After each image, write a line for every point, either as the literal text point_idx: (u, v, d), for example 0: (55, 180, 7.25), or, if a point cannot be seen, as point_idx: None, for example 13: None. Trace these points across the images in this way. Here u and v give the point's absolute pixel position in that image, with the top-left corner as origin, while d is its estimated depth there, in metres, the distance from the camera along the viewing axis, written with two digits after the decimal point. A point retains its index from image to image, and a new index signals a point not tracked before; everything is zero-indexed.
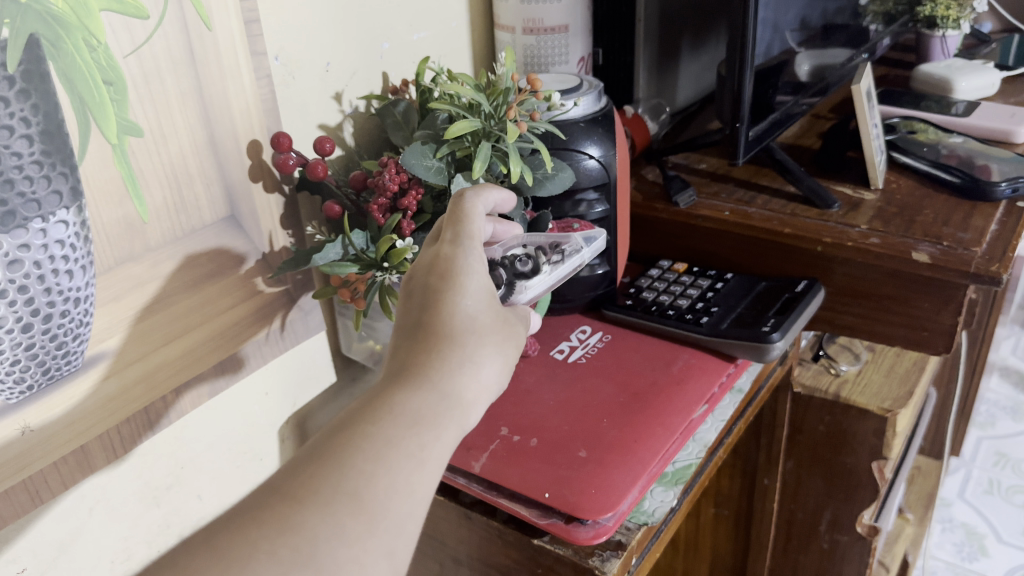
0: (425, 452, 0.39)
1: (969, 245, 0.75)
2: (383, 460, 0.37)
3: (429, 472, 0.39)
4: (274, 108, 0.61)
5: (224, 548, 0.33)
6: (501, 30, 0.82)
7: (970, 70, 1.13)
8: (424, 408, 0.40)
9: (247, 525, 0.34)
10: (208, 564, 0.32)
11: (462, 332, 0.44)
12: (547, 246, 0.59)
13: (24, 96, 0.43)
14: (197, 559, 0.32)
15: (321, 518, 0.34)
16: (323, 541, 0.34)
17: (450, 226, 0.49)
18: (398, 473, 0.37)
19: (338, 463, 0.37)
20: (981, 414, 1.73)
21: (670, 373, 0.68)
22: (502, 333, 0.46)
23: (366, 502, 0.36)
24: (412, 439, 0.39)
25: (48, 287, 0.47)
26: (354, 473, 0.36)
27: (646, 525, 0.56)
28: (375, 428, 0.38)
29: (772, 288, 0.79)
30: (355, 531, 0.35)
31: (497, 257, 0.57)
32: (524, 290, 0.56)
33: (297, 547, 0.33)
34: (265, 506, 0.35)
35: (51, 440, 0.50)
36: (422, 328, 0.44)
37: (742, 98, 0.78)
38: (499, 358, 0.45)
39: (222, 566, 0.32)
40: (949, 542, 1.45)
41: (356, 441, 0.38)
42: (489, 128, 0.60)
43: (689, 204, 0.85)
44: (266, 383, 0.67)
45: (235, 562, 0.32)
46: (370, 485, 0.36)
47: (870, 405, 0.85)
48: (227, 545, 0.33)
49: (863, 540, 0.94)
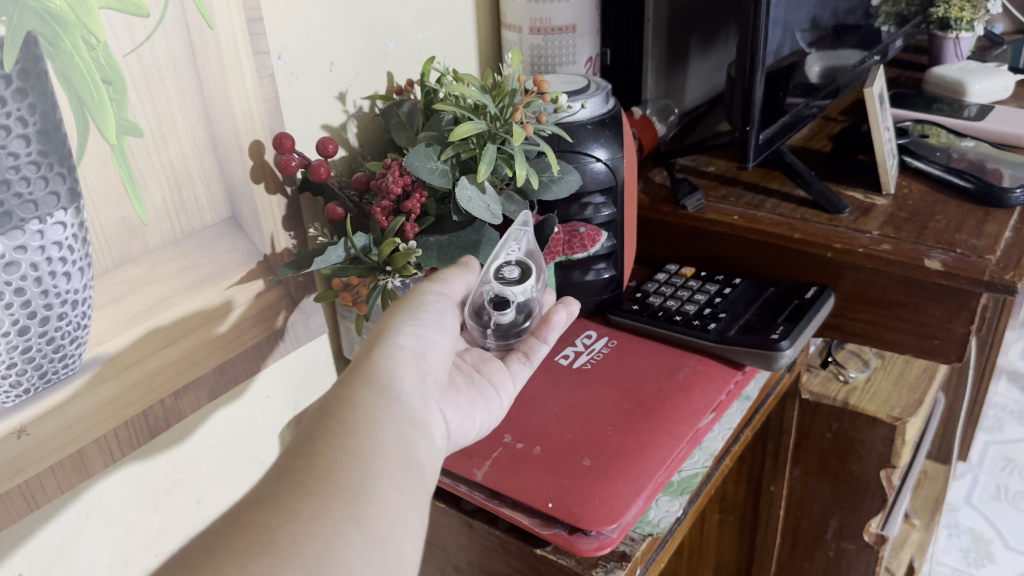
0: (348, 423, 0.42)
1: (983, 253, 0.73)
2: (312, 447, 0.40)
3: (361, 436, 0.41)
4: (276, 107, 0.60)
5: (187, 560, 0.34)
6: (508, 29, 0.81)
7: (984, 73, 1.11)
8: (337, 396, 0.44)
9: (205, 536, 0.35)
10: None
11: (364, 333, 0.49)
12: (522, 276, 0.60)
13: (21, 95, 0.42)
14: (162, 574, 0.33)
15: (270, 512, 0.37)
16: (277, 527, 0.36)
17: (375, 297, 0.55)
18: (330, 450, 0.40)
19: (278, 470, 0.39)
20: (989, 418, 1.71)
21: (675, 380, 0.67)
22: (398, 306, 0.51)
23: (310, 484, 0.38)
24: (331, 420, 0.42)
25: (45, 289, 0.46)
26: (293, 469, 0.39)
27: (651, 535, 0.55)
28: (300, 434, 0.41)
29: (781, 294, 0.78)
30: (307, 510, 0.37)
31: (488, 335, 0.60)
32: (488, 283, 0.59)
33: (255, 539, 0.35)
34: (225, 521, 0.36)
35: (49, 444, 0.49)
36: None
37: (753, 100, 0.77)
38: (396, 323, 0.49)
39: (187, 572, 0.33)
40: (956, 548, 1.43)
41: (290, 450, 0.40)
42: (494, 130, 0.59)
43: (697, 208, 0.84)
44: (267, 387, 0.66)
45: (198, 565, 0.34)
46: (310, 470, 0.39)
47: (879, 412, 0.84)
48: (189, 557, 0.34)
49: (870, 548, 0.93)
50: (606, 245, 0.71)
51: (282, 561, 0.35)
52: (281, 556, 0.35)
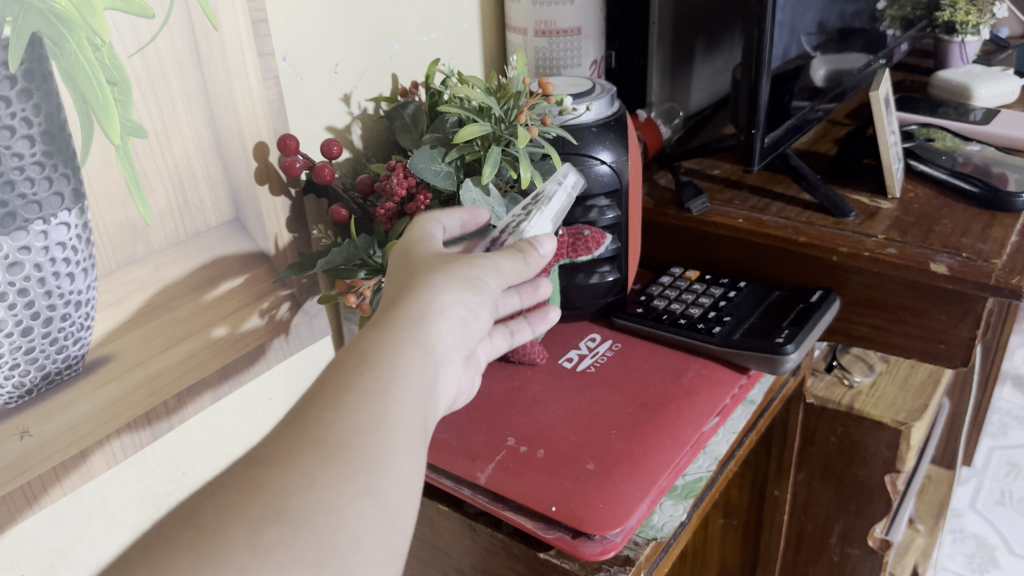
0: (384, 381, 0.37)
1: (989, 257, 0.73)
2: (341, 401, 0.35)
3: (396, 400, 0.37)
4: (281, 109, 0.60)
5: (193, 517, 0.31)
6: (513, 32, 0.81)
7: (990, 77, 1.11)
8: (376, 345, 0.38)
9: (217, 492, 0.32)
10: (183, 537, 0.30)
11: (407, 275, 0.44)
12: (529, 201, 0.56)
13: (26, 96, 0.42)
14: (171, 533, 0.30)
15: (284, 473, 0.33)
16: (291, 492, 0.32)
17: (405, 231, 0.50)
18: (359, 409, 0.35)
19: (298, 419, 0.35)
20: (993, 423, 1.70)
21: (680, 384, 0.67)
22: (453, 260, 0.45)
23: (332, 445, 0.34)
24: (366, 373, 0.37)
25: (48, 290, 0.46)
26: (315, 423, 0.35)
27: (655, 540, 0.55)
28: (329, 380, 0.37)
29: (787, 297, 0.77)
30: (326, 478, 0.33)
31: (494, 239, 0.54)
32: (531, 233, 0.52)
33: (266, 503, 0.32)
34: (234, 473, 0.33)
35: (52, 444, 0.49)
36: (383, 294, 0.44)
37: (758, 103, 0.76)
38: (451, 279, 0.44)
39: (196, 535, 0.30)
40: (960, 553, 1.43)
41: (315, 396, 0.36)
42: (499, 133, 0.59)
43: (702, 211, 0.84)
44: (270, 388, 0.66)
45: (206, 527, 0.31)
46: (334, 428, 0.34)
47: (884, 417, 0.84)
48: (196, 514, 0.31)
49: (875, 553, 0.93)
50: (610, 248, 0.71)
51: (293, 531, 0.31)
52: (294, 525, 0.31)
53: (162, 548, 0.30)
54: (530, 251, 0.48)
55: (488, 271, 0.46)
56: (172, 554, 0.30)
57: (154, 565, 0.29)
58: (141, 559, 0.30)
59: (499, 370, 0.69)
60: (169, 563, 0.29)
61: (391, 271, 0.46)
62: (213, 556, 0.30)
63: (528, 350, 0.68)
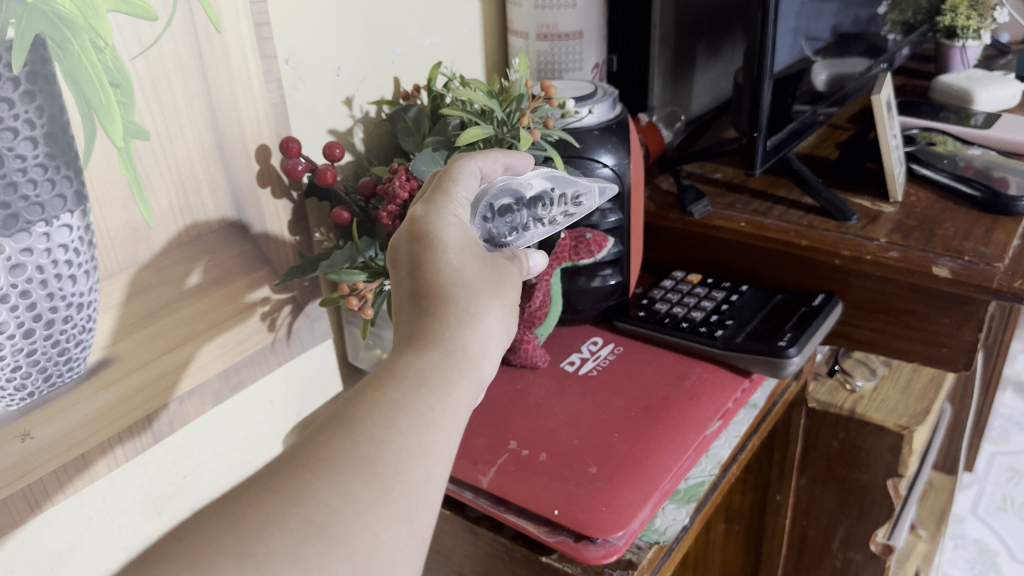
0: (436, 410, 0.37)
1: (991, 260, 0.73)
2: (394, 423, 0.35)
3: (444, 430, 0.37)
4: (283, 112, 0.60)
5: (233, 515, 0.31)
6: (515, 36, 0.81)
7: (990, 81, 1.11)
8: (431, 369, 0.38)
9: (259, 496, 0.32)
10: (221, 537, 0.30)
11: (459, 286, 0.42)
12: (569, 198, 0.57)
13: (29, 98, 0.42)
14: (213, 532, 0.30)
15: (332, 488, 0.32)
16: (337, 510, 0.32)
17: (434, 194, 0.47)
18: (409, 435, 0.35)
19: (347, 432, 0.35)
20: (994, 429, 1.70)
21: (682, 388, 0.67)
22: (496, 275, 0.44)
23: (379, 468, 0.34)
24: (420, 400, 0.37)
25: (51, 292, 0.46)
26: (364, 440, 0.34)
27: (658, 544, 0.55)
28: (382, 397, 0.36)
29: (789, 301, 0.77)
30: (368, 499, 0.33)
31: (524, 196, 0.54)
32: (530, 237, 0.56)
33: (309, 516, 0.31)
34: (278, 476, 0.33)
35: (52, 448, 0.49)
36: (423, 295, 0.42)
37: (760, 107, 0.76)
38: (504, 308, 0.43)
39: (238, 539, 0.30)
40: (961, 559, 1.42)
41: (366, 411, 0.36)
42: (501, 135, 0.59)
43: (704, 215, 0.84)
44: (271, 392, 0.66)
45: (249, 532, 0.30)
46: (382, 450, 0.34)
47: (887, 422, 0.83)
48: (240, 517, 0.31)
49: (877, 558, 0.93)
50: (612, 251, 0.71)
51: (332, 550, 0.31)
52: (333, 543, 0.31)
53: (197, 545, 0.29)
54: (522, 259, 0.49)
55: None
56: (213, 556, 0.29)
57: (194, 565, 0.29)
58: (181, 556, 0.29)
59: (500, 373, 0.69)
60: (209, 563, 0.29)
61: (425, 264, 0.43)
62: (253, 564, 0.29)
63: (529, 353, 0.68)
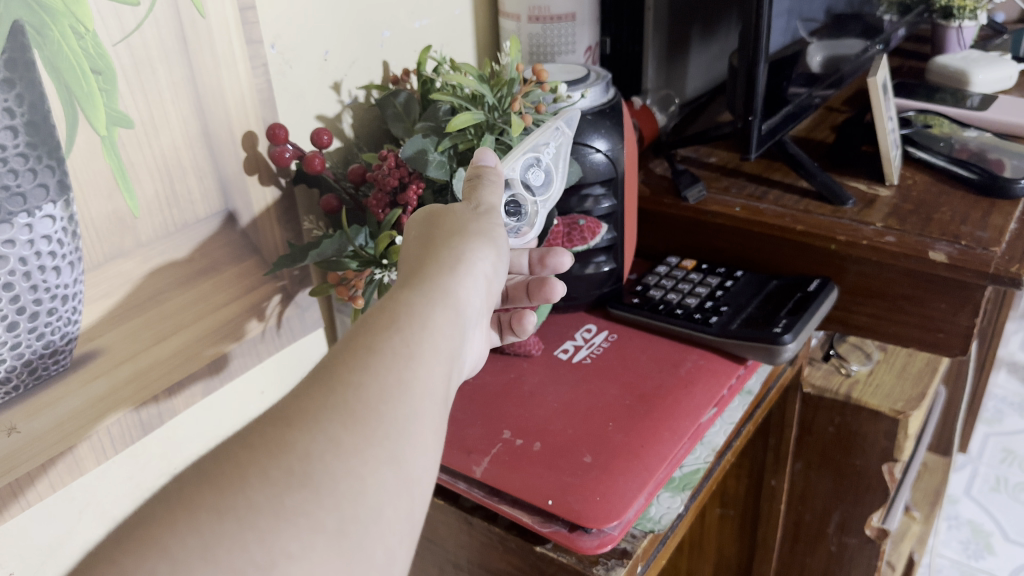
0: (412, 345, 0.36)
1: (988, 245, 0.72)
2: (367, 363, 0.34)
3: (423, 365, 0.35)
4: (270, 99, 0.59)
5: (214, 475, 0.30)
6: (506, 18, 0.80)
7: (987, 62, 1.10)
8: (403, 308, 0.37)
9: (238, 452, 0.31)
10: (205, 496, 0.29)
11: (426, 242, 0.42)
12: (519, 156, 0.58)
13: (8, 86, 0.41)
14: (194, 493, 0.29)
15: (310, 435, 0.31)
16: (318, 456, 0.31)
17: None
18: (385, 374, 0.34)
19: (322, 383, 0.34)
20: (988, 410, 1.70)
21: (677, 375, 0.66)
22: (465, 222, 0.43)
23: (358, 411, 0.33)
24: (394, 337, 0.36)
25: (34, 284, 0.45)
26: (342, 385, 0.33)
27: (653, 532, 0.54)
28: (354, 341, 0.35)
29: (783, 287, 0.77)
30: (349, 443, 0.32)
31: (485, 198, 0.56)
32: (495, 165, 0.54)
33: (291, 467, 0.30)
34: (257, 432, 0.32)
35: (40, 442, 0.48)
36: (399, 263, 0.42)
37: (755, 91, 0.75)
38: (474, 240, 0.42)
39: (219, 496, 0.29)
40: (955, 540, 1.43)
41: (337, 360, 0.34)
42: (492, 121, 0.58)
43: (698, 199, 0.83)
44: (263, 382, 0.65)
45: (229, 487, 0.29)
46: (360, 393, 0.33)
47: (882, 406, 0.83)
48: (220, 475, 0.30)
49: (872, 542, 0.93)
50: (606, 238, 0.70)
51: (316, 497, 0.30)
52: (318, 491, 0.30)
53: (181, 507, 0.29)
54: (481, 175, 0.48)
55: (502, 236, 0.44)
56: (193, 515, 0.29)
57: (176, 525, 0.28)
58: (164, 517, 0.28)
59: (495, 362, 0.69)
60: (190, 522, 0.28)
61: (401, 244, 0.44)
62: (236, 517, 0.29)
63: (522, 342, 0.68)
